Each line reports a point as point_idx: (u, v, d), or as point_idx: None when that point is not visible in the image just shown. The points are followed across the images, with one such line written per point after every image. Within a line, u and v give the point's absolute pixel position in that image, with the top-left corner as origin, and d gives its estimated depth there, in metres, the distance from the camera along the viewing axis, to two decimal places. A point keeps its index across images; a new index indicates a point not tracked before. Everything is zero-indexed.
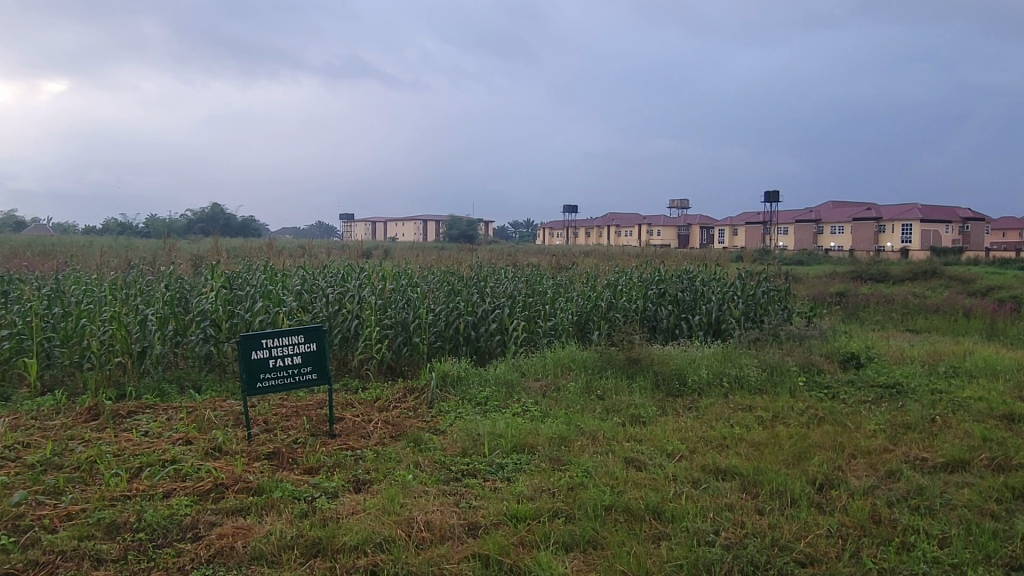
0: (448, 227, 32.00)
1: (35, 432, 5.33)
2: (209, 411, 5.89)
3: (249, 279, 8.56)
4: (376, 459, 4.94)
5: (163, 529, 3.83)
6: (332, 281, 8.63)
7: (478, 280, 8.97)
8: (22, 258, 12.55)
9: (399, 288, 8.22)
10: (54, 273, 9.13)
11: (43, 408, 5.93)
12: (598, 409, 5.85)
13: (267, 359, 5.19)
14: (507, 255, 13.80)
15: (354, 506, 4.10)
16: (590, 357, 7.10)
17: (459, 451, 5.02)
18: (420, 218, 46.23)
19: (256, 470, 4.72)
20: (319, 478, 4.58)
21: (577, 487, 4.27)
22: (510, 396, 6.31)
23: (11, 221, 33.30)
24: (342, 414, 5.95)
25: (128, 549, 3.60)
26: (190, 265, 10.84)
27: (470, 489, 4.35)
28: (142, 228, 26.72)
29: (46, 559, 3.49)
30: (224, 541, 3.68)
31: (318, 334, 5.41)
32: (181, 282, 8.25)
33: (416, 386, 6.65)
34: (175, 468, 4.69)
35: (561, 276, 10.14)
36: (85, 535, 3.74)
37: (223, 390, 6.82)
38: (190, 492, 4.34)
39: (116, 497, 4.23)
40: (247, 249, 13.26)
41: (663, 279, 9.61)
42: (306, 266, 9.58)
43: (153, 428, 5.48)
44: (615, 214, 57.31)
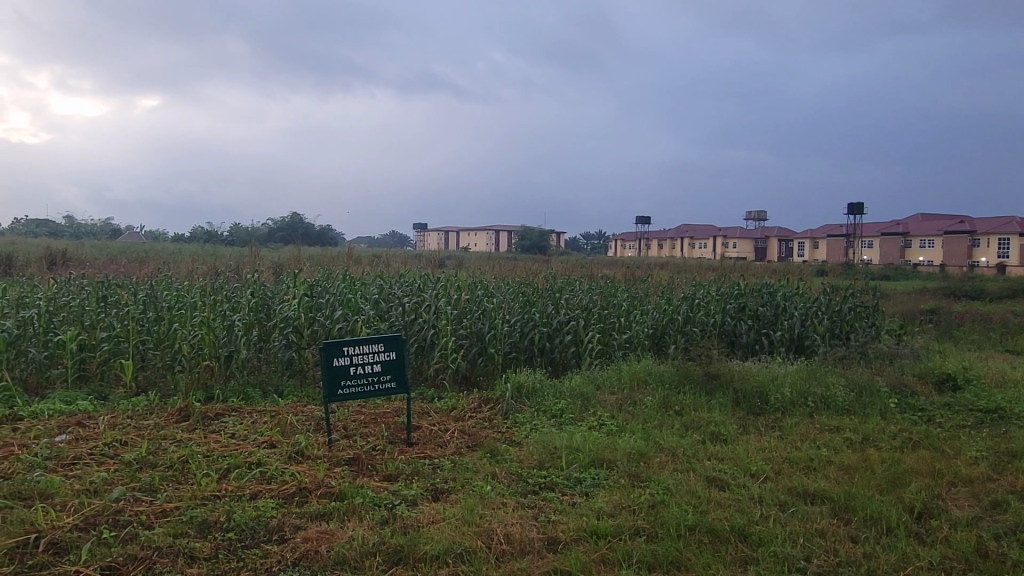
0: (521, 236, 31.96)
1: (131, 432, 5.59)
2: (291, 416, 6.05)
3: (329, 287, 8.76)
4: (453, 469, 4.96)
5: (251, 529, 3.94)
6: (408, 290, 8.75)
7: (552, 291, 8.95)
8: (120, 264, 13.20)
9: (474, 299, 8.29)
10: (147, 279, 9.57)
11: (137, 409, 6.21)
12: (677, 425, 5.73)
13: (347, 366, 5.31)
14: (581, 266, 13.73)
15: (433, 515, 4.12)
16: (667, 371, 6.96)
17: (536, 464, 4.99)
18: (491, 229, 46.52)
19: (337, 475, 4.81)
20: (398, 485, 4.63)
21: (658, 506, 4.17)
22: (586, 409, 6.24)
23: (108, 228, 35.30)
24: (418, 423, 6.01)
25: (219, 548, 3.72)
26: (273, 273, 11.16)
27: (548, 503, 4.31)
28: (226, 236, 27.81)
29: (143, 554, 3.62)
30: (309, 544, 3.76)
31: (397, 342, 5.47)
32: (265, 289, 8.52)
33: (491, 397, 6.68)
34: (261, 471, 4.83)
35: (636, 288, 10.01)
36: (178, 533, 3.87)
37: (304, 395, 7.01)
38: (275, 495, 4.46)
39: (207, 497, 4.38)
40: (327, 257, 13.58)
41: (742, 294, 9.37)
42: (384, 275, 9.76)
43: (239, 431, 5.68)
44: (688, 226, 56.33)
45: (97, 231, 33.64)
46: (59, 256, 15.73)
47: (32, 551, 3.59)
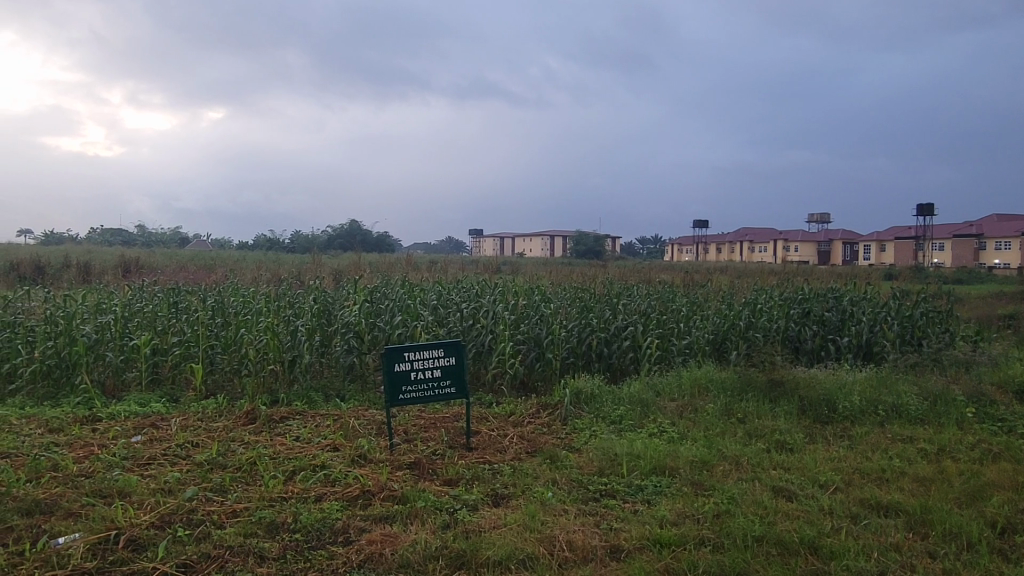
0: (576, 242, 31.78)
1: (202, 433, 5.78)
2: (354, 420, 6.17)
3: (389, 293, 8.90)
4: (512, 474, 4.96)
5: (317, 531, 4.02)
6: (466, 296, 8.82)
7: (610, 297, 8.89)
8: (189, 272, 13.68)
9: (532, 304, 8.30)
10: (215, 286, 9.89)
11: (207, 411, 6.42)
12: (740, 433, 5.61)
13: (408, 371, 5.38)
14: (639, 271, 13.59)
15: (495, 520, 4.13)
16: (728, 378, 6.82)
17: (596, 470, 4.95)
18: (546, 234, 46.41)
19: (399, 479, 4.87)
20: (459, 490, 4.66)
21: (723, 515, 4.09)
22: (646, 416, 6.17)
23: (177, 237, 36.66)
24: (477, 428, 6.04)
25: (286, 549, 3.80)
26: (333, 279, 11.40)
27: (609, 510, 4.27)
28: (288, 244, 28.52)
29: (216, 553, 3.73)
30: (373, 547, 3.82)
31: (457, 348, 5.51)
32: (327, 295, 8.70)
33: (550, 403, 6.67)
34: (325, 473, 4.93)
35: (696, 294, 9.85)
36: (249, 533, 3.98)
37: (365, 399, 7.13)
38: (339, 497, 4.54)
39: (274, 498, 4.49)
40: (386, 264, 13.79)
41: (807, 298, 9.12)
42: (441, 281, 9.86)
43: (304, 434, 5.81)
44: (747, 230, 55.20)
45: (167, 240, 34.95)
46: (134, 264, 16.38)
47: (113, 547, 3.74)
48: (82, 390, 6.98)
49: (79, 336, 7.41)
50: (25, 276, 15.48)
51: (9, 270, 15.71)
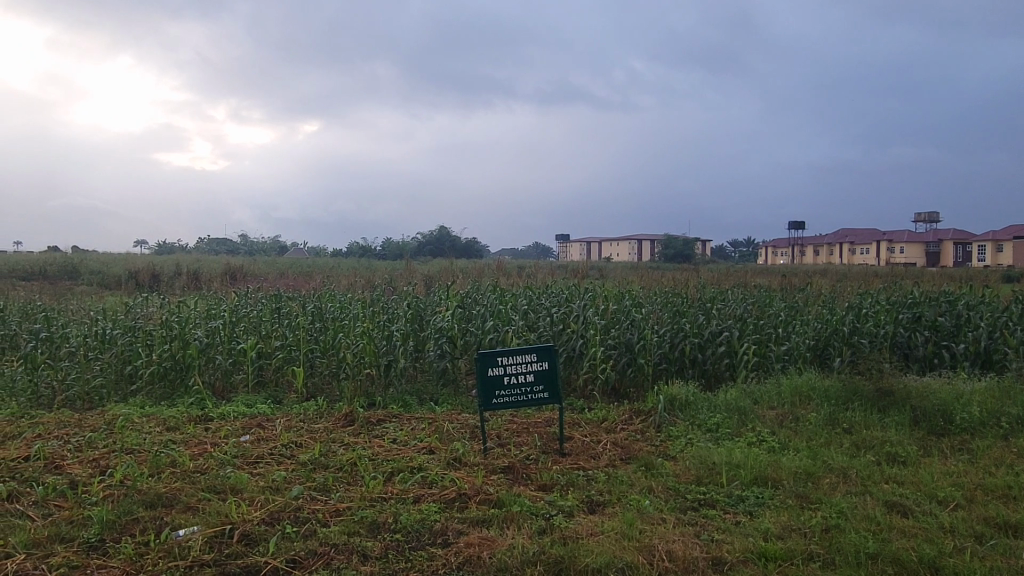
0: (665, 245, 31.10)
1: (305, 434, 6.01)
2: (448, 424, 6.27)
3: (479, 298, 9.00)
4: (608, 481, 4.91)
5: (417, 532, 4.10)
6: (556, 301, 8.81)
7: (704, 301, 8.69)
8: (289, 278, 14.28)
9: (623, 309, 8.20)
10: (314, 292, 10.28)
11: (309, 413, 6.67)
12: (847, 444, 5.35)
13: (501, 376, 5.42)
14: (733, 275, 13.21)
15: (592, 527, 4.10)
16: (832, 386, 6.53)
17: (694, 479, 4.84)
18: (634, 239, 45.71)
19: (494, 483, 4.91)
20: (554, 496, 4.65)
21: (832, 530, 3.91)
22: (744, 425, 5.98)
23: (276, 245, 38.40)
24: (570, 433, 6.02)
25: (388, 548, 3.89)
26: (425, 286, 11.64)
27: (710, 521, 4.16)
28: (380, 252, 29.32)
29: (322, 550, 3.86)
30: (472, 550, 3.86)
31: (550, 353, 5.50)
32: (420, 301, 8.88)
33: (643, 409, 6.57)
34: (423, 475, 5.03)
35: (795, 298, 9.49)
36: (352, 531, 4.10)
37: (458, 403, 7.23)
38: (437, 499, 4.62)
39: (375, 498, 4.62)
40: (475, 270, 13.95)
41: (917, 303, 8.62)
42: (531, 286, 9.90)
43: (400, 436, 5.95)
44: (846, 231, 52.72)
45: (268, 249, 36.53)
46: (239, 272, 17.23)
47: (228, 541, 3.93)
48: (195, 390, 7.40)
49: (191, 340, 7.86)
50: (142, 283, 16.54)
51: (129, 278, 16.84)
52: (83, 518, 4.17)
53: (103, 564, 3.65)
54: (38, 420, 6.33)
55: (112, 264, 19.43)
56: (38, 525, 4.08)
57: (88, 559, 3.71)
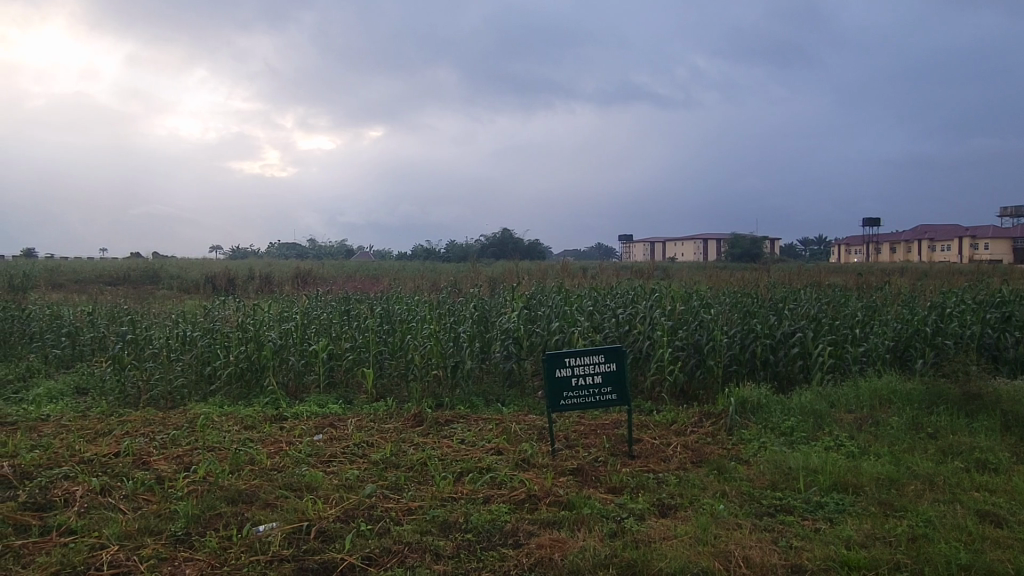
0: (731, 244, 30.34)
1: (376, 434, 6.12)
2: (515, 425, 6.28)
3: (544, 300, 8.99)
4: (679, 484, 4.82)
5: (488, 532, 4.12)
6: (622, 302, 8.73)
7: (775, 302, 8.46)
8: (356, 281, 14.61)
9: (691, 310, 8.06)
10: (382, 294, 10.48)
11: (379, 413, 6.80)
12: (933, 450, 5.12)
13: (569, 377, 5.39)
14: (805, 274, 12.81)
15: (665, 531, 4.04)
16: (915, 389, 6.26)
17: (769, 484, 4.71)
18: (698, 238, 44.89)
19: (563, 484, 4.89)
20: (625, 498, 4.60)
21: (919, 539, 3.74)
22: (820, 429, 5.79)
23: (343, 249, 39.35)
24: (639, 436, 5.95)
25: (460, 548, 3.92)
26: (489, 288, 11.71)
27: (787, 527, 4.04)
28: (444, 254, 29.68)
29: (396, 548, 3.92)
30: (543, 551, 3.85)
31: (617, 354, 5.45)
32: (485, 303, 8.94)
33: (713, 411, 6.44)
34: (492, 475, 5.05)
35: (873, 297, 9.14)
36: (425, 530, 4.15)
37: (524, 404, 7.24)
38: (507, 500, 4.63)
39: (446, 498, 4.66)
40: (539, 271, 13.96)
41: (1006, 302, 8.19)
42: (596, 287, 9.83)
43: (469, 437, 5.99)
44: (924, 228, 50.48)
45: (335, 253, 37.39)
46: (309, 276, 17.71)
47: (305, 537, 4.04)
48: (270, 390, 7.64)
49: (266, 342, 8.11)
50: (218, 288, 17.18)
51: (206, 283, 17.53)
52: (170, 512, 4.35)
53: (189, 557, 3.80)
54: (126, 418, 6.65)
55: (190, 269, 20.23)
56: (129, 518, 4.27)
57: (175, 552, 3.86)
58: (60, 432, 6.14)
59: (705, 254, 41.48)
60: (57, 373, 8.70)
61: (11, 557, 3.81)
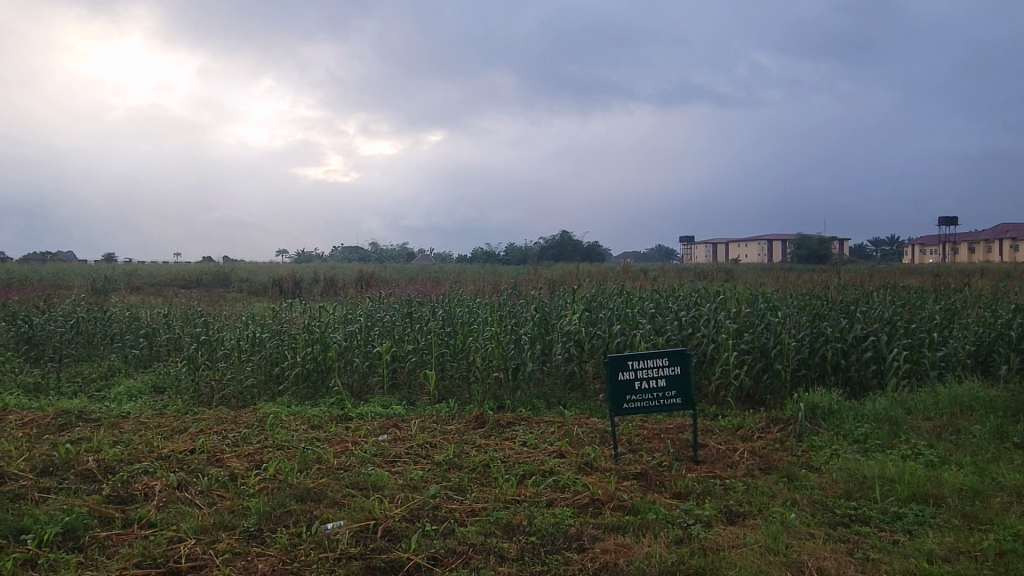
0: (797, 244, 29.48)
1: (439, 435, 6.18)
2: (577, 428, 6.25)
3: (605, 302, 8.92)
4: (747, 491, 4.71)
5: (552, 535, 4.10)
6: (685, 304, 8.58)
7: (846, 304, 8.19)
8: (418, 284, 14.80)
9: (757, 312, 7.87)
10: (443, 296, 10.60)
11: (442, 415, 6.86)
12: (1020, 460, 4.86)
13: (632, 380, 5.32)
14: (878, 275, 12.36)
15: (733, 539, 3.94)
16: (999, 396, 5.96)
17: (842, 493, 4.55)
18: (762, 239, 43.76)
19: (627, 489, 4.83)
20: (690, 504, 4.52)
21: (1008, 555, 3.55)
22: (896, 436, 5.57)
23: (404, 251, 39.97)
24: (704, 440, 5.84)
25: (524, 551, 3.92)
26: (549, 290, 11.69)
27: (863, 538, 3.89)
28: (503, 256, 29.82)
29: (461, 549, 3.94)
30: (608, 556, 3.81)
31: (682, 357, 5.35)
32: (546, 305, 8.92)
33: (781, 417, 6.26)
34: (555, 479, 5.03)
35: (951, 299, 8.76)
36: (489, 532, 4.16)
37: (586, 408, 7.20)
38: (570, 504, 4.61)
39: (509, 500, 4.67)
40: (599, 273, 13.89)
41: None
42: (658, 289, 9.71)
43: (531, 439, 5.99)
44: (1005, 226, 48.06)
45: (397, 256, 38.02)
46: (371, 279, 18.04)
47: (372, 536, 4.10)
48: (335, 391, 7.81)
49: (331, 343, 8.30)
50: (285, 290, 17.66)
51: (273, 286, 18.04)
52: (242, 508, 4.48)
53: (262, 552, 3.91)
54: (200, 416, 6.90)
55: (258, 273, 20.84)
56: (204, 513, 4.42)
57: (249, 547, 3.98)
58: (139, 428, 6.42)
59: (771, 255, 40.45)
60: (135, 373, 9.09)
61: (96, 548, 3.99)
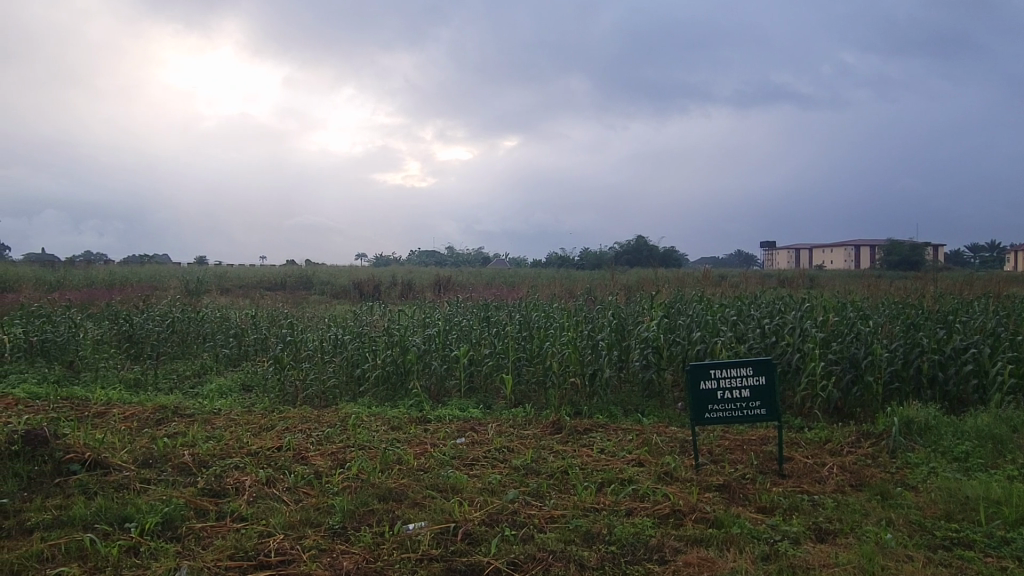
0: (887, 251, 28.16)
1: (516, 440, 6.19)
2: (656, 437, 6.15)
3: (685, 308, 8.76)
4: (838, 508, 4.51)
5: (632, 545, 4.04)
6: (769, 312, 8.32)
7: (943, 315, 7.77)
8: (494, 289, 14.90)
9: (846, 321, 7.56)
10: (520, 301, 10.64)
11: (518, 420, 6.87)
12: None
13: (714, 390, 5.20)
14: (979, 283, 11.66)
15: (824, 558, 3.79)
16: None
17: (942, 514, 4.31)
18: (847, 244, 41.99)
19: (709, 501, 4.71)
20: (777, 520, 4.37)
21: None
22: (1001, 455, 5.24)
23: (479, 256, 40.41)
24: (790, 454, 5.64)
25: (604, 560, 3.88)
26: (626, 295, 11.57)
27: (967, 564, 3.67)
28: (578, 262, 29.70)
29: (541, 556, 3.92)
30: (691, 570, 3.73)
31: (767, 366, 5.17)
32: (623, 311, 8.82)
33: (873, 431, 5.99)
34: (634, 488, 4.96)
35: None
36: (568, 540, 4.14)
37: (664, 416, 7.08)
38: (651, 514, 4.53)
39: (588, 508, 4.63)
40: (677, 279, 13.65)
41: None
42: (740, 296, 9.45)
43: (609, 447, 5.93)
44: None
45: (472, 260, 38.52)
46: (448, 283, 18.28)
47: (452, 538, 4.14)
48: (414, 394, 7.94)
49: (410, 346, 8.45)
50: (364, 293, 18.13)
51: (354, 289, 18.53)
52: (327, 506, 4.60)
53: (346, 550, 4.00)
54: (286, 414, 7.14)
55: (339, 276, 21.44)
56: (292, 509, 4.57)
57: (334, 544, 4.08)
58: (230, 425, 6.69)
59: (857, 261, 38.78)
60: (226, 371, 9.50)
61: (193, 538, 4.18)
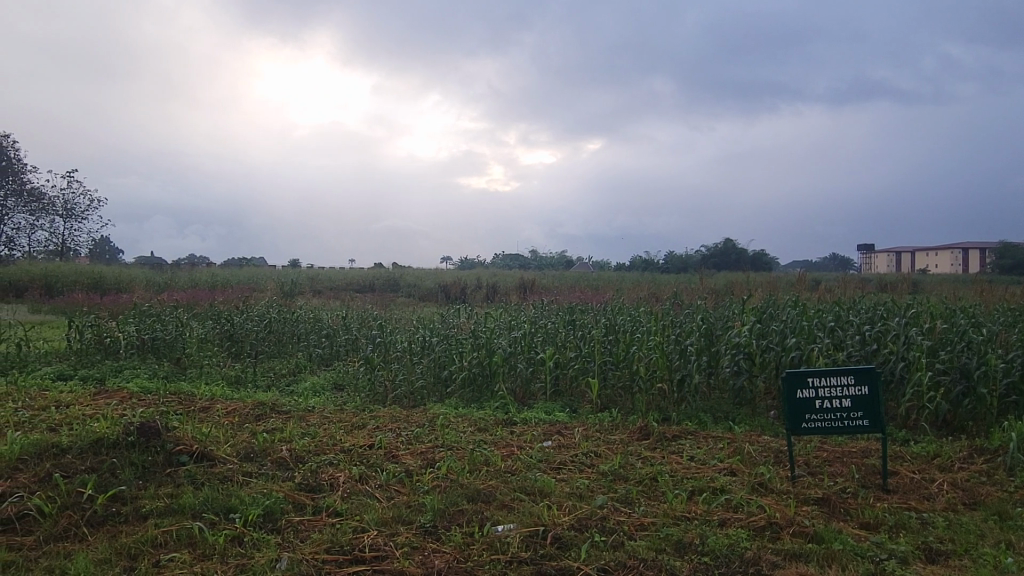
0: (998, 253, 26.33)
1: (603, 444, 6.14)
2: (749, 446, 5.96)
3: (779, 313, 8.45)
4: (950, 528, 4.25)
5: (727, 557, 3.92)
6: (870, 318, 7.92)
7: None
8: (579, 291, 14.84)
9: (957, 329, 7.11)
10: (606, 304, 10.55)
11: (605, 424, 6.81)
12: None
13: (813, 399, 4.99)
14: None
15: None
16: None
17: None
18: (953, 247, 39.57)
19: (808, 514, 4.53)
20: (882, 537, 4.15)
21: None
22: None
23: (562, 259, 40.45)
24: (895, 468, 5.35)
25: (697, 571, 3.78)
26: (715, 299, 11.28)
27: None
28: (663, 265, 29.24)
29: (632, 563, 3.86)
30: None
31: (870, 376, 4.89)
32: (713, 315, 8.60)
33: (987, 446, 5.61)
34: (727, 498, 4.82)
35: None
36: (659, 548, 4.06)
37: (757, 425, 6.85)
38: (745, 525, 4.39)
39: (679, 517, 4.53)
40: (768, 283, 13.21)
41: None
42: (838, 301, 9.04)
43: (699, 454, 5.78)
44: None
45: (554, 263, 38.61)
46: (532, 286, 18.39)
47: (541, 541, 4.14)
48: (500, 396, 8.00)
49: (496, 349, 8.51)
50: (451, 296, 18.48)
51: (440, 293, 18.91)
52: (418, 504, 4.69)
53: (437, 548, 4.07)
54: (376, 414, 7.33)
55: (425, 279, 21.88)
56: (384, 506, 4.68)
57: (426, 542, 4.15)
58: (324, 422, 6.93)
59: (964, 264, 36.52)
60: (319, 370, 9.84)
61: (292, 530, 4.34)
